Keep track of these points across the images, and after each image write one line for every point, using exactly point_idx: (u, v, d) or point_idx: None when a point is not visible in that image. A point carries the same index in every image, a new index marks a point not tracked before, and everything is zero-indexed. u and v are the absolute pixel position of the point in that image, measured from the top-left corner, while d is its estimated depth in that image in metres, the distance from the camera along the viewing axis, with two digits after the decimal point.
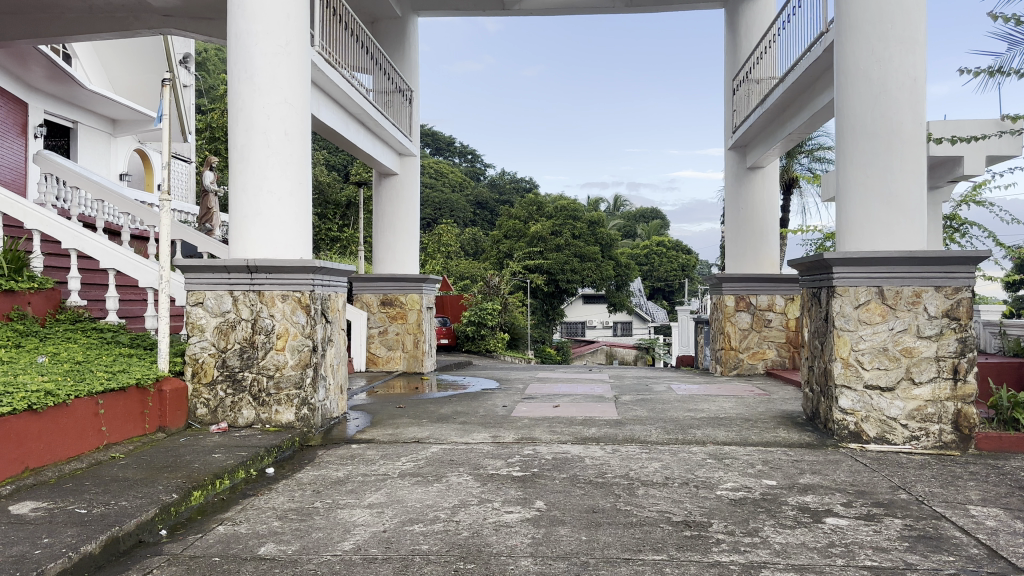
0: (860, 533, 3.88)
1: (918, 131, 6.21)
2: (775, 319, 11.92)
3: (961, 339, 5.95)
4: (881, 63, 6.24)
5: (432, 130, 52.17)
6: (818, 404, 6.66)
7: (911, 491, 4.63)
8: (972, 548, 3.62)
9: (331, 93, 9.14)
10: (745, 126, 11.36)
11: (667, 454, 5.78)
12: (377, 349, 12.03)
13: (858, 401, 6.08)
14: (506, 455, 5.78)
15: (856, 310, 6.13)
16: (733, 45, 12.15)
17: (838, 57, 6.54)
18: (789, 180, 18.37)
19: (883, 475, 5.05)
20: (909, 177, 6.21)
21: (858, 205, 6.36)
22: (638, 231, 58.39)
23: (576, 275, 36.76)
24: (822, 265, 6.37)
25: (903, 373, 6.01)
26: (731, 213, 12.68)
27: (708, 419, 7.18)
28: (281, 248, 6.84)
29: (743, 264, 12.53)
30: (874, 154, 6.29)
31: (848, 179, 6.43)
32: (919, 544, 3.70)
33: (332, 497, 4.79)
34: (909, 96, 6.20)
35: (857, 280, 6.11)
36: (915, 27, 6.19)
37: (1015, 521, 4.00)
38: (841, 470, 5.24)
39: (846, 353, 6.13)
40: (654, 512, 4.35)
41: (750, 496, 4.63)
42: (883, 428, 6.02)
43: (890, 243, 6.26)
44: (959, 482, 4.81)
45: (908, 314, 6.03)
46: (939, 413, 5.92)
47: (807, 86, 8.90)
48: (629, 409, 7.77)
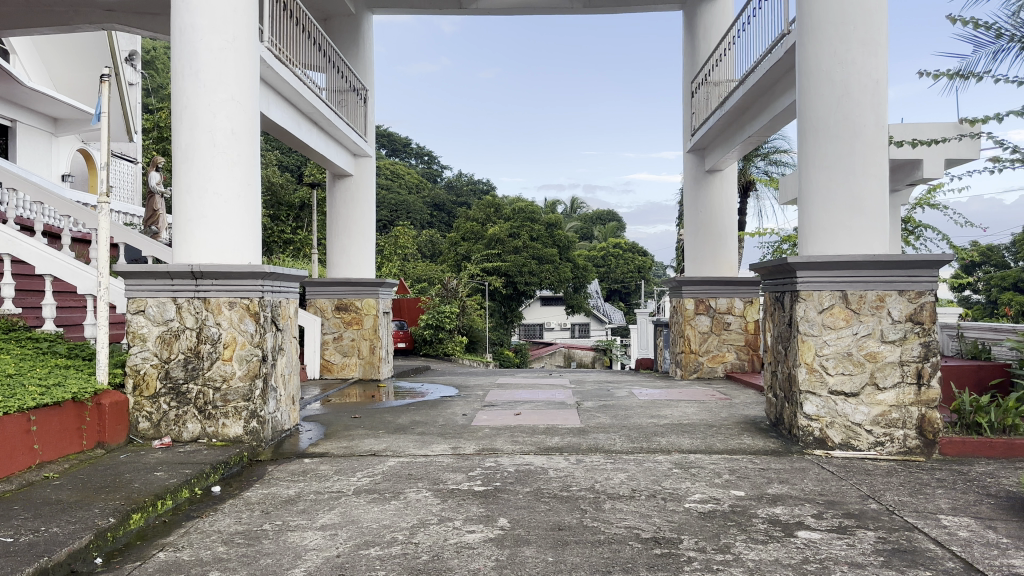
0: (834, 548, 3.76)
1: (880, 133, 6.18)
2: (734, 322, 11.92)
3: (925, 344, 5.92)
4: (843, 65, 6.19)
5: (388, 131, 51.58)
6: (782, 410, 6.59)
7: (880, 500, 4.55)
8: (949, 562, 3.52)
9: (282, 91, 8.80)
10: (704, 128, 11.33)
11: (632, 464, 5.63)
12: (332, 356, 11.69)
13: (822, 407, 6.01)
14: (466, 468, 5.56)
15: (820, 314, 6.06)
16: (691, 47, 12.12)
17: (800, 58, 6.49)
18: (746, 183, 18.51)
19: (851, 483, 4.96)
20: (871, 180, 6.17)
21: (820, 208, 6.30)
22: (595, 233, 58.64)
23: (534, 277, 36.64)
24: (785, 269, 6.30)
25: (867, 378, 5.96)
26: (691, 216, 12.65)
27: (671, 426, 7.06)
28: (228, 252, 6.51)
29: (702, 267, 12.51)
30: (836, 156, 6.23)
31: (810, 182, 6.37)
32: (895, 558, 3.59)
33: (281, 519, 4.51)
34: (871, 99, 6.16)
35: (820, 284, 6.05)
36: (877, 28, 6.16)
37: (987, 532, 3.93)
38: (808, 478, 5.15)
39: (811, 358, 6.05)
40: (622, 528, 4.17)
41: (719, 509, 4.49)
42: (848, 434, 5.96)
43: (852, 246, 6.21)
44: (927, 490, 4.75)
45: (871, 318, 5.99)
46: (903, 418, 5.88)
47: (767, 88, 8.86)
48: (591, 416, 7.61)
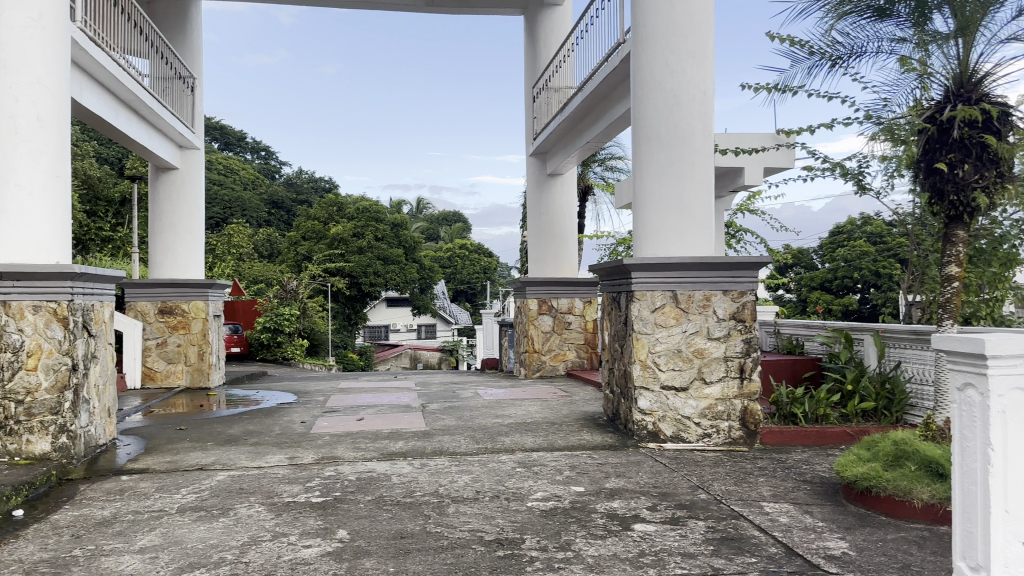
0: (668, 539, 3.91)
1: (707, 142, 6.56)
2: (574, 322, 12.28)
3: (746, 340, 6.35)
4: (674, 75, 6.52)
5: (222, 124, 48.84)
6: (619, 405, 6.85)
7: (709, 490, 4.81)
8: (771, 547, 3.76)
9: (96, 75, 8.02)
10: (545, 133, 11.56)
11: (476, 466, 5.60)
12: (155, 363, 10.83)
13: (655, 401, 6.29)
14: (305, 478, 5.30)
15: (653, 313, 6.34)
16: (532, 52, 12.35)
17: (635, 67, 6.75)
18: (585, 187, 19.20)
19: (682, 475, 5.22)
20: (699, 186, 6.54)
21: (654, 212, 6.59)
22: (441, 234, 58.65)
23: (379, 278, 36.03)
24: (622, 270, 6.54)
25: (695, 373, 6.31)
26: (533, 218, 12.88)
27: (515, 425, 7.13)
28: (32, 251, 5.80)
29: (545, 268, 12.78)
30: (668, 163, 6.55)
31: (644, 186, 6.64)
32: (723, 546, 3.79)
33: (94, 543, 4.07)
34: (699, 109, 6.53)
35: (654, 285, 6.32)
36: (704, 43, 6.53)
37: (803, 516, 4.25)
38: (644, 471, 5.35)
39: (645, 355, 6.32)
40: (466, 532, 4.12)
41: (560, 506, 4.56)
42: (678, 427, 6.29)
43: (683, 248, 6.55)
44: (750, 478, 5.08)
45: (699, 317, 6.34)
46: (728, 411, 6.28)
47: (604, 96, 9.18)
48: (436, 418, 7.53)
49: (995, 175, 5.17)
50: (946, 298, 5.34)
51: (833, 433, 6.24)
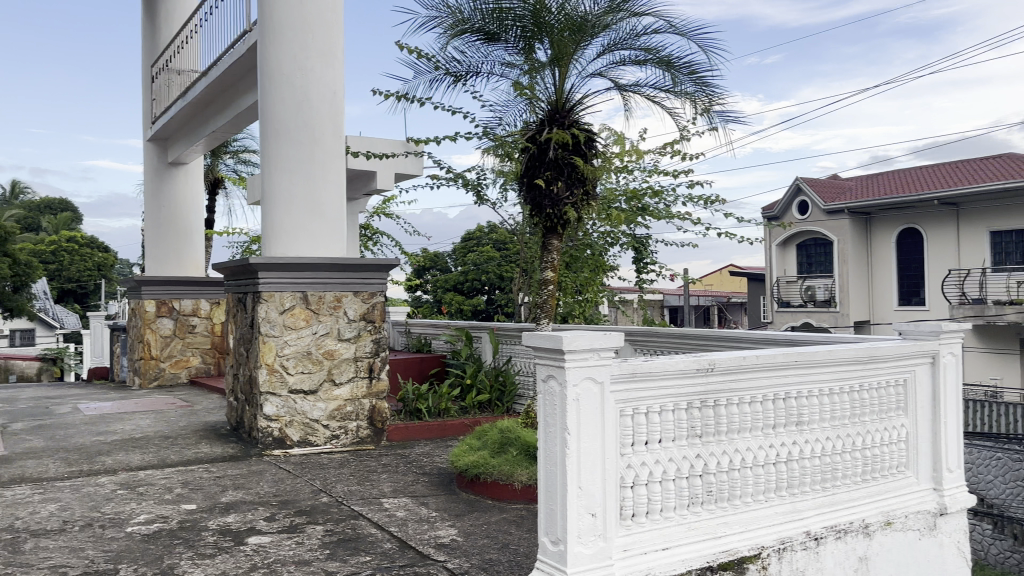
0: (283, 549, 3.78)
1: (338, 143, 6.54)
2: (199, 325, 11.41)
3: (375, 341, 6.48)
4: (303, 72, 6.39)
5: None
6: (243, 413, 6.49)
7: (331, 492, 4.78)
8: (386, 543, 3.85)
9: None
10: (165, 119, 10.52)
11: (66, 493, 4.83)
12: None
13: (282, 406, 6.08)
14: None
15: (281, 315, 6.13)
16: (151, 30, 11.18)
17: (262, 60, 6.47)
18: (213, 179, 17.98)
19: (306, 480, 5.11)
20: (330, 186, 6.50)
21: (283, 211, 6.37)
22: (42, 224, 50.17)
23: None
24: (248, 270, 6.22)
25: (324, 375, 6.24)
26: (152, 211, 11.63)
27: (122, 441, 6.34)
28: None
29: (166, 267, 11.64)
30: (298, 161, 6.38)
31: (273, 183, 6.38)
32: (338, 549, 3.78)
33: None
34: (329, 110, 6.49)
35: (281, 286, 6.11)
36: (333, 44, 6.52)
37: (419, 508, 4.45)
38: (266, 480, 5.13)
39: (271, 359, 6.07)
40: (42, 571, 3.51)
41: (166, 527, 4.14)
42: (306, 431, 6.17)
43: (312, 248, 6.44)
44: (373, 477, 5.18)
45: (329, 318, 6.30)
46: (356, 411, 6.34)
47: (231, 86, 8.66)
48: (18, 441, 6.35)
49: (580, 193, 5.98)
50: (544, 299, 6.04)
51: (452, 425, 6.72)
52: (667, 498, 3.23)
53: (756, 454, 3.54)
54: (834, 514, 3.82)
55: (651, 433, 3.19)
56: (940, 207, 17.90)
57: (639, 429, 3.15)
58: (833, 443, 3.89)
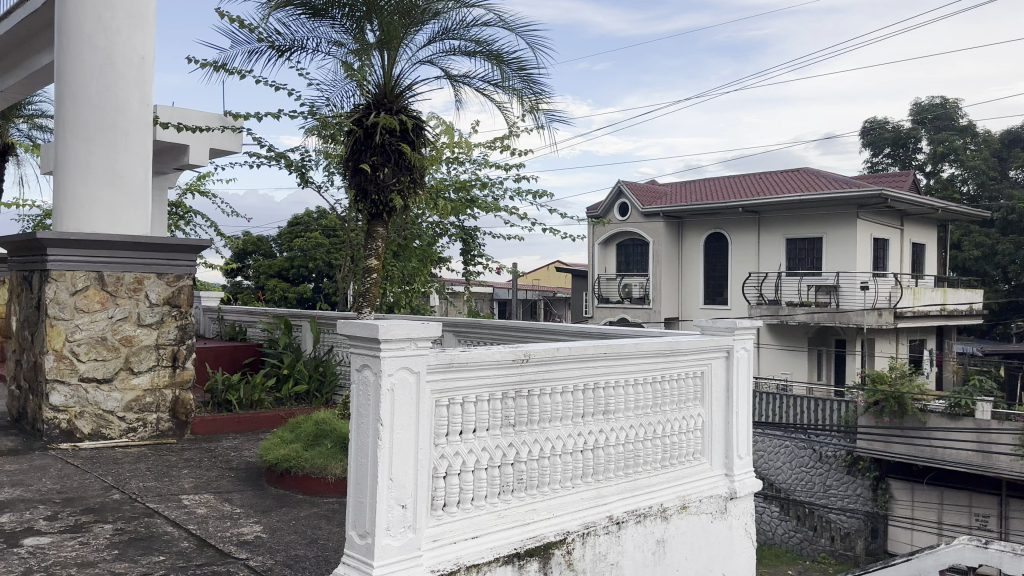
0: (64, 551, 3.37)
1: (143, 114, 5.89)
2: None
3: (181, 327, 6.04)
4: (106, 32, 5.69)
5: None
6: (25, 403, 5.84)
7: (124, 489, 4.38)
8: (183, 542, 3.55)
9: None
10: None
11: None
12: None
13: (71, 397, 5.53)
14: None
15: (72, 297, 5.55)
16: None
17: (58, 14, 5.68)
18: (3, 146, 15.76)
19: (95, 476, 4.64)
20: (136, 160, 5.86)
21: (79, 183, 5.65)
22: None
23: None
24: (36, 244, 5.56)
25: (121, 364, 5.71)
26: None
27: None
28: None
29: None
30: (93, 135, 5.68)
31: (65, 152, 5.64)
32: (128, 549, 3.42)
33: None
34: (135, 76, 5.83)
35: (74, 264, 5.54)
36: (142, 3, 5.84)
37: (223, 504, 4.19)
38: (47, 477, 4.57)
39: (60, 344, 5.47)
40: None
41: None
42: (98, 423, 5.64)
43: (112, 227, 5.77)
44: (173, 471, 4.83)
45: (129, 301, 5.79)
46: (157, 402, 5.88)
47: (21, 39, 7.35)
48: None
49: (407, 180, 5.80)
50: (367, 289, 5.79)
51: (308, 478, 4.51)
52: (556, 472, 3.57)
53: (566, 444, 3.62)
54: (636, 499, 3.98)
55: (465, 423, 3.15)
56: (743, 214, 19.56)
57: (516, 412, 3.37)
58: (637, 432, 4.04)
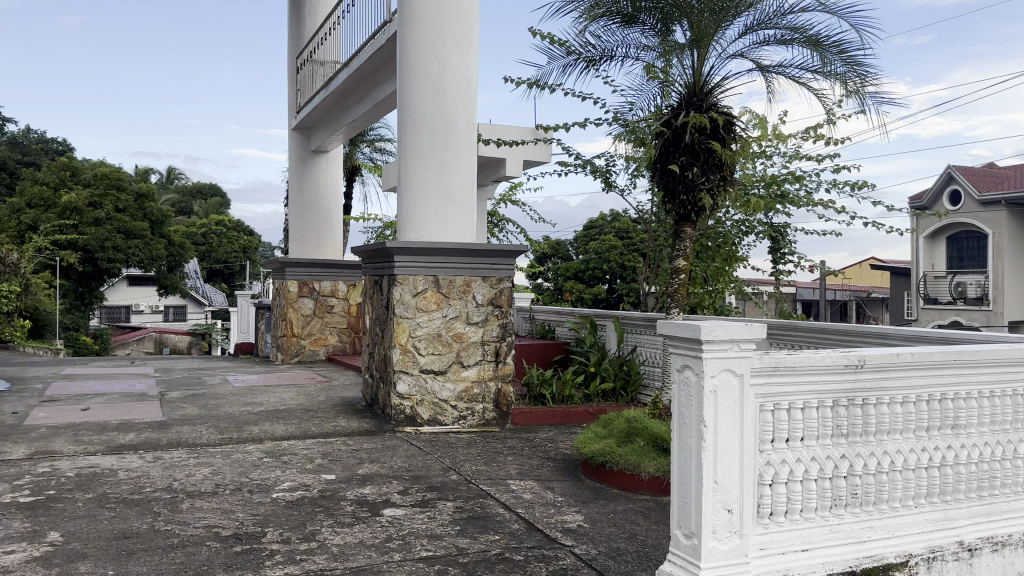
0: (416, 522, 3.86)
1: (470, 131, 6.53)
2: (337, 305, 11.68)
3: (502, 325, 6.58)
4: (439, 60, 6.39)
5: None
6: (377, 390, 6.79)
7: (460, 471, 4.89)
8: (514, 524, 3.87)
9: None
10: (308, 109, 10.56)
11: (219, 457, 5.22)
12: None
13: (413, 385, 6.31)
14: (7, 478, 4.58)
15: (414, 297, 6.34)
16: (297, 23, 11.31)
17: (401, 49, 6.51)
18: (352, 168, 18.64)
19: (435, 457, 5.24)
20: (464, 174, 6.52)
21: (418, 197, 6.44)
22: (194, 208, 53.71)
23: (121, 254, 30.52)
24: (385, 253, 6.45)
25: (453, 357, 6.42)
26: (294, 195, 11.81)
27: (266, 413, 6.81)
28: None
29: (306, 249, 11.82)
30: (430, 154, 6.43)
31: (408, 170, 6.46)
32: (468, 526, 3.82)
33: None
34: (462, 97, 6.47)
35: (415, 269, 6.32)
36: (469, 31, 6.47)
37: (546, 492, 4.48)
38: (398, 456, 5.28)
39: (405, 339, 6.30)
40: (200, 528, 3.78)
41: (308, 495, 4.33)
42: (435, 410, 6.37)
43: (444, 234, 6.49)
44: (499, 458, 5.28)
45: (459, 302, 6.46)
46: (483, 393, 6.48)
47: (369, 74, 8.55)
48: (176, 408, 6.99)
49: (718, 179, 5.71)
50: (675, 289, 5.86)
51: (621, 474, 4.65)
52: (894, 488, 3.25)
53: (907, 459, 3.28)
54: (994, 526, 3.47)
55: (792, 430, 3.01)
56: None
57: (850, 421, 3.13)
58: (995, 450, 3.53)
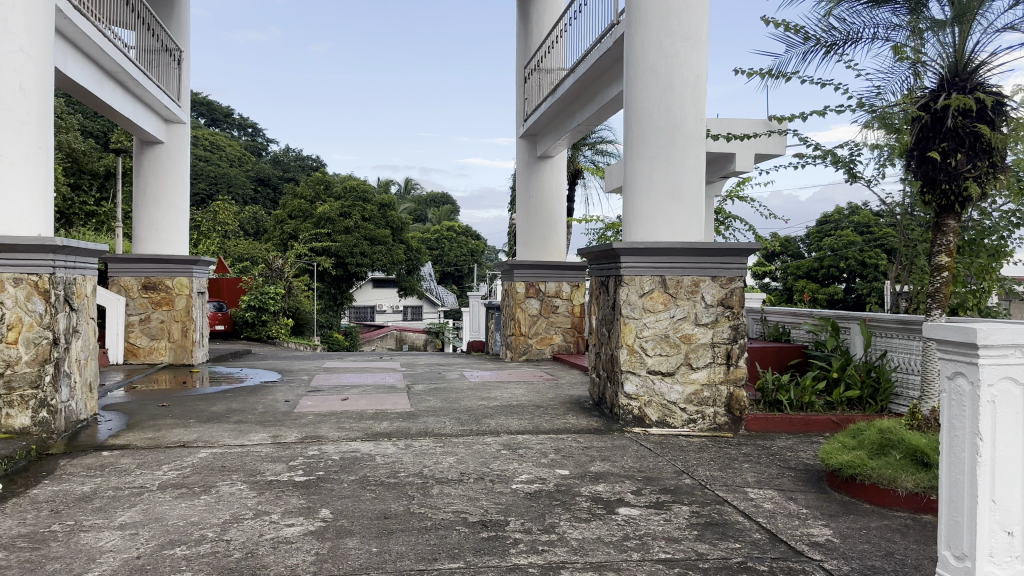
0: (653, 523, 3.85)
1: (698, 128, 6.38)
2: (562, 306, 12.00)
3: (733, 327, 6.36)
4: (667, 58, 6.33)
5: (208, 100, 47.74)
6: (605, 390, 6.87)
7: (694, 475, 4.80)
8: (755, 533, 3.73)
9: (82, 46, 8.17)
10: (535, 115, 10.96)
11: (461, 448, 5.58)
12: (139, 339, 11.00)
13: (641, 386, 6.31)
14: (288, 457, 5.25)
15: (641, 298, 6.34)
16: (525, 33, 11.77)
17: (628, 50, 6.54)
18: (575, 171, 19.07)
19: (667, 460, 5.19)
20: (692, 172, 6.39)
21: (645, 196, 6.42)
22: (428, 215, 57.83)
23: (366, 258, 33.66)
24: (612, 254, 6.51)
25: (682, 359, 6.31)
26: (522, 199, 12.32)
27: (500, 408, 7.17)
28: (10, 225, 5.72)
29: (532, 251, 12.26)
30: (657, 153, 6.38)
31: (635, 171, 6.48)
32: (707, 531, 3.74)
33: (72, 519, 3.96)
34: (691, 94, 6.34)
35: (642, 270, 6.31)
36: (698, 25, 6.33)
37: (788, 502, 4.26)
38: (629, 456, 5.30)
39: (632, 339, 6.32)
40: (449, 513, 4.07)
41: (545, 489, 4.50)
42: (664, 412, 6.31)
43: (672, 235, 6.40)
44: (735, 464, 5.11)
45: (687, 303, 6.34)
46: (714, 397, 6.31)
47: (595, 77, 8.68)
48: (421, 400, 7.58)
49: (986, 164, 5.10)
50: (936, 288, 5.32)
51: (875, 488, 4.29)
52: None
53: None
54: None
55: None
56: None
57: None
58: None
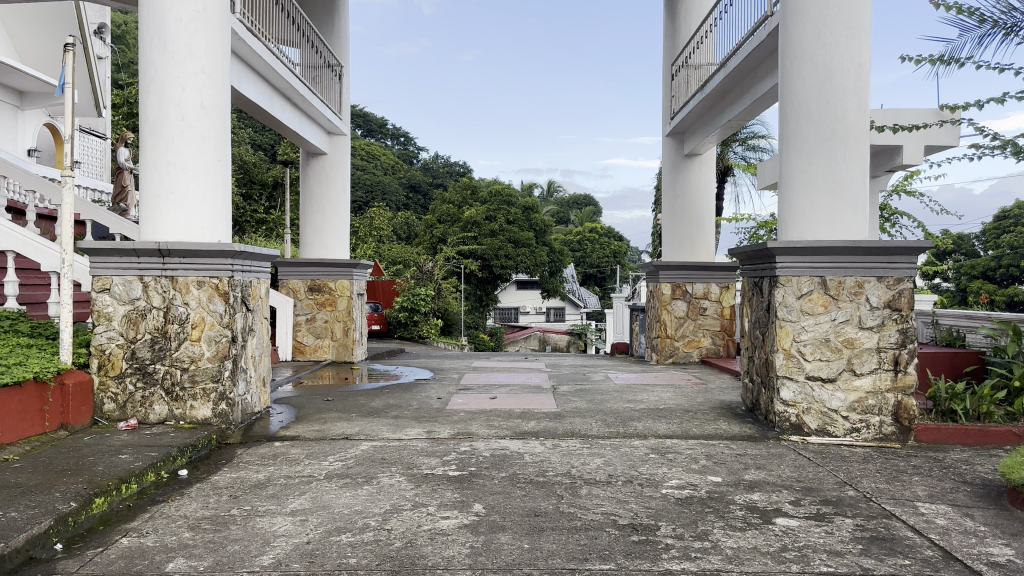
0: (814, 536, 3.67)
1: (862, 120, 6.00)
2: (710, 308, 11.66)
3: (902, 331, 5.92)
4: (827, 48, 6.00)
5: (364, 112, 50.46)
6: (759, 395, 6.61)
7: (857, 487, 4.52)
8: (927, 550, 3.46)
9: (253, 65, 8.90)
10: (683, 112, 10.73)
11: (608, 449, 5.57)
12: (304, 337, 11.79)
13: (799, 392, 6.03)
14: (441, 453, 5.46)
15: (798, 300, 6.05)
16: (671, 30, 11.56)
17: (783, 42, 6.28)
18: (724, 168, 18.48)
19: (828, 470, 4.92)
20: (856, 166, 6.01)
21: (802, 193, 6.14)
22: (571, 217, 58.04)
23: (510, 260, 34.26)
24: (766, 254, 6.26)
25: (844, 364, 5.96)
26: (669, 199, 12.11)
27: (648, 411, 7.08)
28: (198, 231, 6.32)
29: (679, 251, 12.00)
30: (816, 147, 6.07)
31: (793, 167, 6.20)
32: (874, 547, 3.52)
33: (250, 504, 4.32)
34: (854, 83, 5.98)
35: (800, 270, 6.03)
36: (860, 12, 5.96)
37: (965, 519, 3.92)
38: (786, 465, 5.07)
39: (788, 343, 6.05)
40: (598, 514, 4.07)
41: (696, 495, 4.40)
42: (824, 420, 5.98)
43: (833, 234, 6.07)
44: (904, 477, 4.76)
45: (850, 305, 5.97)
46: (880, 405, 5.90)
47: (747, 71, 8.39)
48: (567, 401, 7.63)
49: None
50: None
51: None
52: None
53: None
54: None
55: None
56: None
57: None
58: None
